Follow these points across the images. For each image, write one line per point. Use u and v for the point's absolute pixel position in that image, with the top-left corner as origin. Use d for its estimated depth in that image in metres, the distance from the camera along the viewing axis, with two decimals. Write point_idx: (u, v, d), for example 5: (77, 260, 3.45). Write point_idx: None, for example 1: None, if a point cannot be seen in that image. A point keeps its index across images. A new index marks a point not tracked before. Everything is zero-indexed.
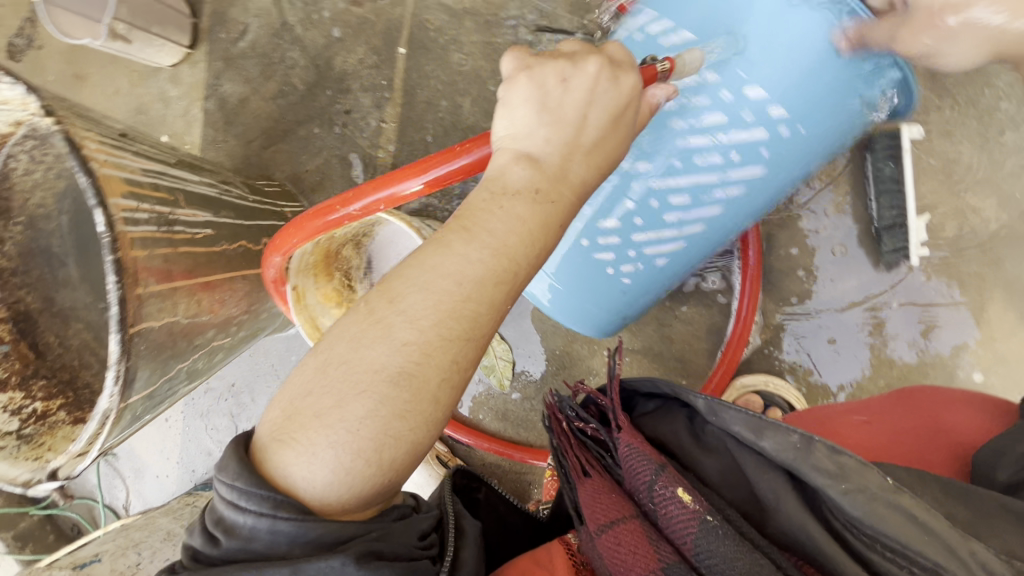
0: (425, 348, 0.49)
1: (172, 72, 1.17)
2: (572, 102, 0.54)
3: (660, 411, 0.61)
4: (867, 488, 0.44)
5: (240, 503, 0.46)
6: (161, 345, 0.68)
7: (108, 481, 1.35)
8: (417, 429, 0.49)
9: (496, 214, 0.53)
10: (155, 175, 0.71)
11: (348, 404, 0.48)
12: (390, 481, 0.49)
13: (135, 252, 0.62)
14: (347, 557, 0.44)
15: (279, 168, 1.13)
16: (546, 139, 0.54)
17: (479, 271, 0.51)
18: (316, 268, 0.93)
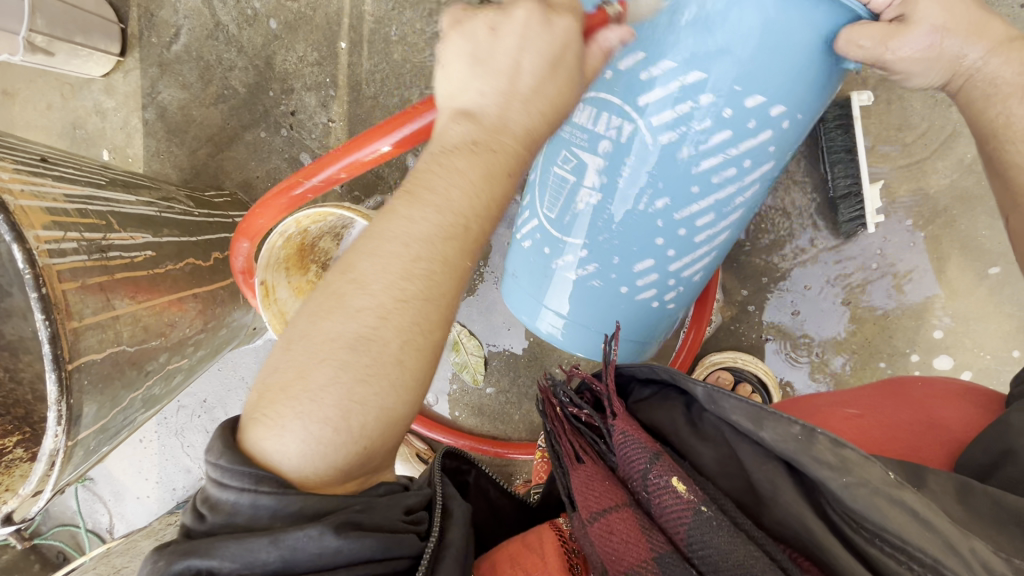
0: (383, 309, 0.48)
1: (106, 83, 1.11)
2: (502, 56, 0.51)
3: (657, 397, 0.63)
4: (868, 482, 0.45)
5: (223, 480, 0.44)
6: (108, 376, 0.65)
7: (89, 506, 1.33)
8: (385, 393, 0.47)
9: (439, 173, 0.51)
10: (82, 200, 0.67)
11: (310, 373, 0.47)
12: (368, 450, 0.48)
13: (64, 285, 0.59)
14: (325, 526, 0.42)
15: (229, 176, 1.10)
16: (482, 92, 0.51)
17: (427, 229, 0.49)
18: (286, 262, 0.86)
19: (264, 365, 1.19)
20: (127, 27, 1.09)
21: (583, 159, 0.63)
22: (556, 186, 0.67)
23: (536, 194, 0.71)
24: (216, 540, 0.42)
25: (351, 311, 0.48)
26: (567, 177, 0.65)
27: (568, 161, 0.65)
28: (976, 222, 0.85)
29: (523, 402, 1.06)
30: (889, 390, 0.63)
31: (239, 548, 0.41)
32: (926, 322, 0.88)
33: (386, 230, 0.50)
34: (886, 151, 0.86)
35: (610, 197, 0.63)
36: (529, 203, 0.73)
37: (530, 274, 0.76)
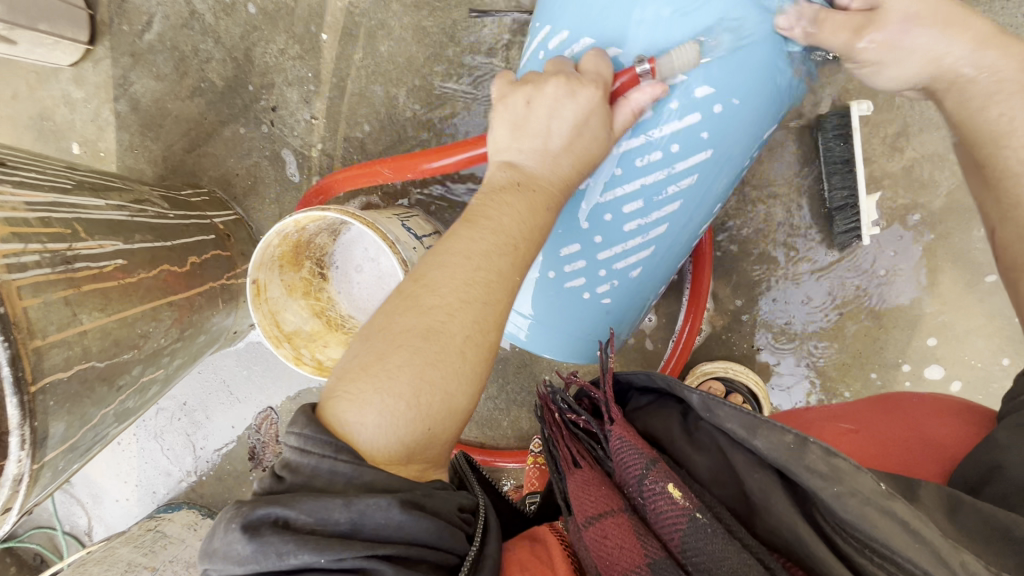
0: (450, 307, 0.54)
1: (75, 72, 1.05)
2: (539, 120, 0.58)
3: (653, 406, 0.64)
4: (859, 492, 0.45)
5: (307, 447, 0.49)
6: (77, 394, 0.62)
7: (66, 508, 1.30)
8: (448, 378, 0.53)
9: (493, 206, 0.58)
10: (46, 207, 0.64)
11: (388, 356, 0.53)
12: (431, 431, 0.53)
13: (25, 302, 0.56)
14: (393, 498, 0.46)
15: (206, 173, 1.05)
16: (521, 150, 0.59)
17: (484, 246, 0.56)
18: (283, 260, 0.81)
19: (246, 368, 1.16)
20: (96, 13, 1.03)
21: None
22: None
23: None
24: (296, 497, 0.46)
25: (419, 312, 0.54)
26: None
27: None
28: (967, 235, 0.84)
29: (511, 409, 1.05)
30: (883, 405, 0.62)
31: (320, 503, 0.45)
32: (915, 334, 0.88)
33: (450, 248, 0.56)
34: (883, 158, 0.84)
35: None
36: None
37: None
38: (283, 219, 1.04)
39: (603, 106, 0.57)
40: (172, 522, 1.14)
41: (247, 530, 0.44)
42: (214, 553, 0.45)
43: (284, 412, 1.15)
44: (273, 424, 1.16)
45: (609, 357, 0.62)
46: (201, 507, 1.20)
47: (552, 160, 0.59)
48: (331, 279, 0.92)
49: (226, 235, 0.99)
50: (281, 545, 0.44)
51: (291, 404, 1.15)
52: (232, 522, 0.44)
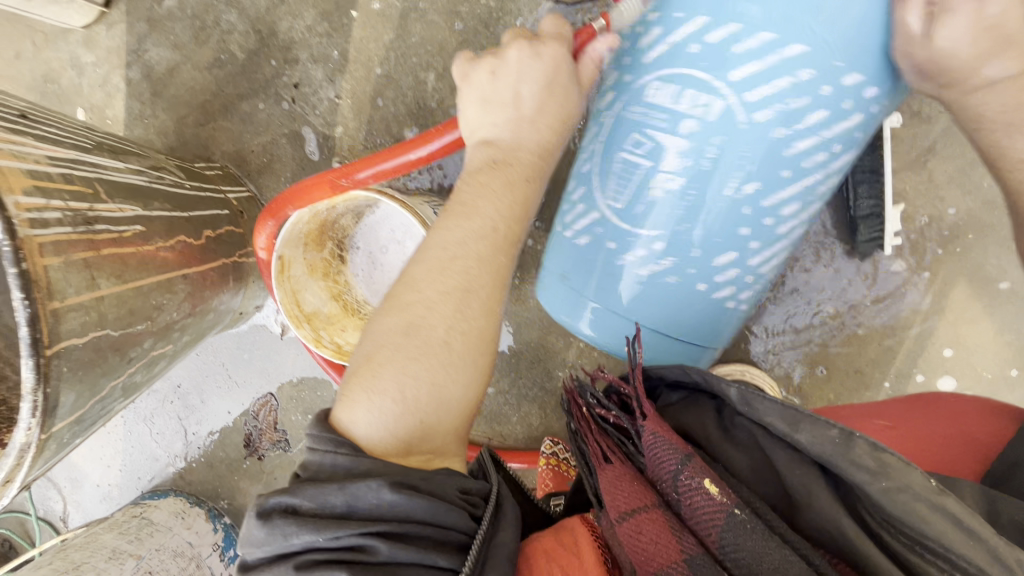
0: (432, 301, 0.56)
1: (86, 34, 1.01)
2: (506, 88, 0.59)
3: (685, 402, 0.62)
4: (910, 487, 0.44)
5: (310, 443, 0.52)
6: (89, 363, 0.59)
7: (42, 492, 1.23)
8: (434, 370, 0.54)
9: (485, 193, 0.58)
10: (67, 164, 0.60)
11: (374, 356, 0.56)
12: (425, 422, 0.54)
13: (46, 259, 0.52)
14: (384, 480, 0.48)
15: (219, 148, 1.02)
16: (495, 122, 0.59)
17: (477, 243, 0.57)
18: (308, 237, 0.79)
19: (246, 352, 1.11)
20: None
21: (660, 142, 0.59)
22: (623, 172, 0.62)
23: (600, 180, 0.65)
24: (299, 485, 0.49)
25: (405, 312, 0.57)
26: (645, 167, 0.60)
27: (641, 148, 0.60)
28: (982, 251, 0.86)
29: (521, 404, 1.03)
30: (921, 402, 0.62)
31: (317, 489, 0.48)
32: (928, 346, 0.89)
33: (431, 243, 0.59)
34: (906, 172, 0.86)
35: (693, 181, 0.59)
36: (584, 193, 0.67)
37: (593, 269, 0.68)
38: None
39: (566, 59, 0.58)
40: (159, 509, 1.09)
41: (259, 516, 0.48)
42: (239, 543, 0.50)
43: (284, 399, 1.11)
44: (272, 411, 1.12)
45: (637, 354, 0.61)
46: (189, 495, 1.15)
47: (518, 129, 0.59)
48: (349, 261, 0.91)
49: (240, 211, 0.95)
50: (285, 527, 0.47)
51: (293, 391, 1.11)
52: (247, 510, 0.49)
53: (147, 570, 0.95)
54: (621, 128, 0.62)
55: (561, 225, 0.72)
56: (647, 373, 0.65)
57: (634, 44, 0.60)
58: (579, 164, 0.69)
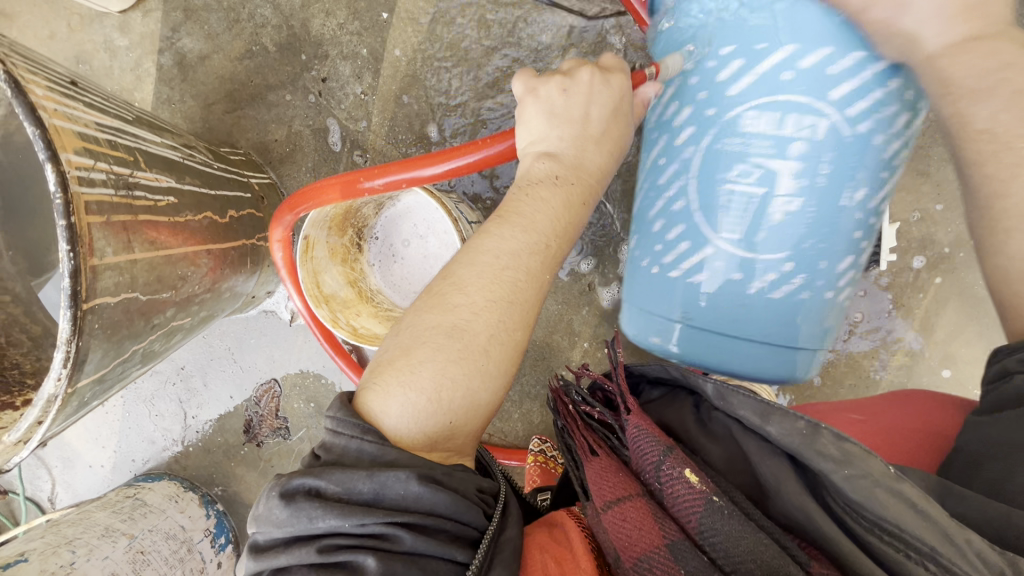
0: (476, 306, 0.58)
1: (122, 20, 1.05)
2: (576, 107, 0.61)
3: (666, 398, 0.64)
4: (871, 474, 0.45)
5: (337, 429, 0.54)
6: (117, 323, 0.61)
7: (31, 471, 1.22)
8: (470, 375, 0.57)
9: (524, 201, 0.61)
10: (112, 131, 0.63)
11: (414, 352, 0.57)
12: (453, 423, 0.57)
13: (90, 217, 0.55)
14: (412, 472, 0.50)
15: (244, 136, 1.05)
16: (560, 138, 0.62)
17: (515, 245, 0.60)
18: (332, 222, 0.81)
19: (253, 337, 1.12)
20: None
21: (771, 169, 0.59)
22: (729, 205, 0.62)
23: (705, 215, 0.64)
24: (327, 469, 0.51)
25: (448, 309, 0.59)
26: (760, 196, 0.60)
27: (751, 179, 0.60)
28: (970, 271, 0.90)
29: (524, 401, 1.05)
30: (890, 400, 0.66)
31: (346, 475, 0.50)
32: (918, 360, 0.93)
33: (483, 247, 0.61)
34: (902, 194, 0.91)
35: (810, 199, 0.59)
36: (686, 229, 0.66)
37: (701, 301, 0.68)
38: None
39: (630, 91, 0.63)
40: (153, 491, 1.08)
41: (285, 497, 0.50)
42: (259, 521, 0.51)
43: (288, 386, 1.12)
44: (275, 397, 1.13)
45: (617, 354, 0.62)
46: (183, 479, 1.15)
47: (582, 147, 0.62)
48: (366, 250, 0.94)
49: (261, 197, 0.98)
50: (312, 510, 0.49)
51: (298, 378, 1.12)
52: (273, 491, 0.50)
53: (140, 550, 0.94)
54: (721, 162, 0.61)
55: (656, 265, 0.71)
56: (629, 370, 0.67)
57: (711, 82, 0.60)
58: (667, 201, 0.68)
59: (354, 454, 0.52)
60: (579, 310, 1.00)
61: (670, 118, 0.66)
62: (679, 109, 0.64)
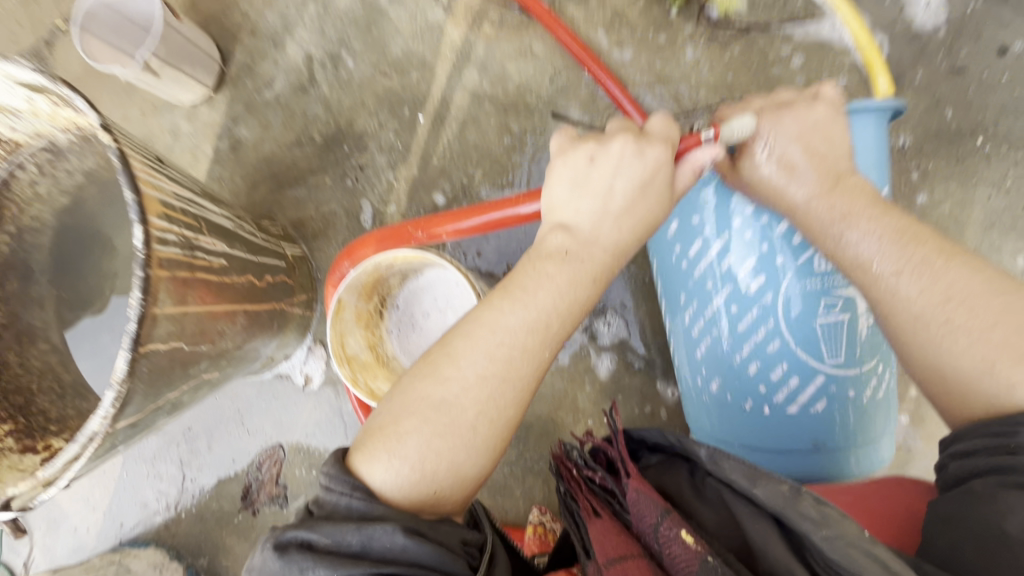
0: (468, 381, 0.60)
1: (189, 109, 1.19)
2: (601, 179, 0.67)
3: (663, 464, 0.67)
4: (846, 535, 0.50)
5: (329, 485, 0.57)
6: (162, 369, 0.65)
7: (12, 534, 1.19)
8: (455, 449, 0.59)
9: (532, 275, 0.65)
10: (185, 200, 0.72)
11: (402, 420, 0.60)
12: (438, 493, 0.59)
13: (161, 271, 0.62)
14: (397, 525, 0.53)
15: (283, 212, 1.16)
16: (579, 210, 0.67)
17: (515, 322, 0.62)
18: (362, 288, 0.88)
19: (264, 400, 1.14)
20: (226, 68, 1.19)
21: (845, 298, 0.73)
22: (827, 335, 0.73)
23: (806, 351, 0.74)
24: (316, 523, 0.54)
25: (442, 379, 0.61)
26: (846, 325, 0.73)
27: (835, 312, 0.73)
28: None
29: (526, 477, 1.06)
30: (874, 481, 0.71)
31: (337, 527, 0.53)
32: None
33: (482, 318, 0.63)
34: None
35: None
36: (790, 367, 0.75)
37: (819, 430, 0.77)
38: None
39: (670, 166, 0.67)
40: (139, 560, 1.09)
41: (278, 549, 0.53)
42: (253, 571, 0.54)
43: (292, 451, 1.13)
44: (277, 462, 1.13)
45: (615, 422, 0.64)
46: (170, 547, 1.13)
47: (599, 222, 0.66)
48: (387, 317, 1.01)
49: (292, 265, 1.06)
50: (302, 562, 0.51)
51: (303, 444, 1.13)
52: (267, 544, 0.54)
53: None
54: (803, 306, 0.73)
55: (764, 408, 0.78)
56: (629, 435, 0.70)
57: (765, 237, 0.73)
58: (753, 347, 0.76)
59: (343, 513, 0.56)
60: (583, 386, 1.04)
61: (730, 272, 0.75)
62: (739, 263, 0.74)
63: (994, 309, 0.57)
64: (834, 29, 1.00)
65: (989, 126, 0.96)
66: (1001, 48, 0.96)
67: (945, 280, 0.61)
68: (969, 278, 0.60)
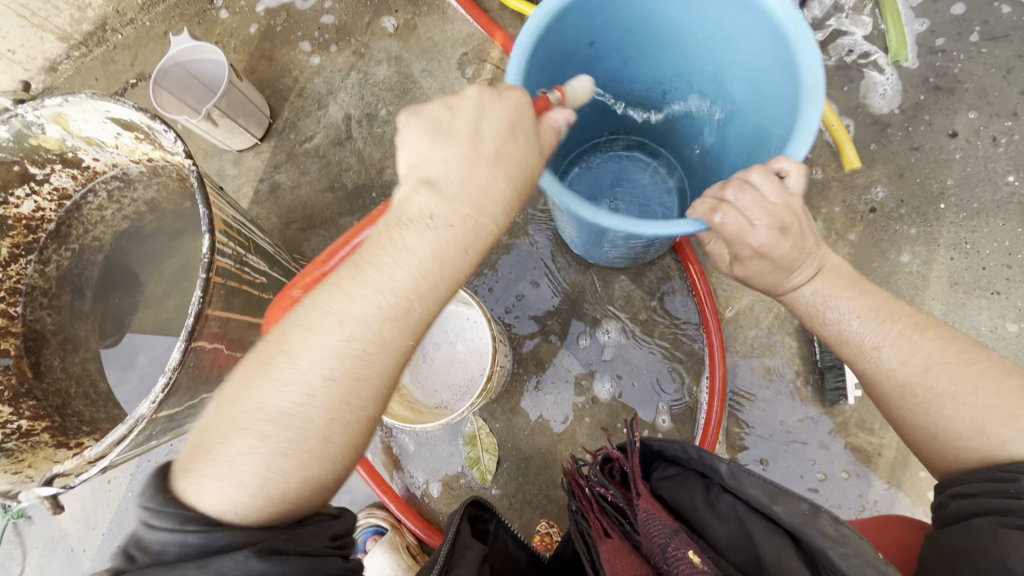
0: (309, 386, 0.55)
1: (237, 156, 1.34)
2: (464, 123, 0.61)
3: (678, 476, 0.69)
4: (863, 554, 0.53)
5: (151, 522, 0.51)
6: (203, 368, 0.73)
7: (7, 551, 1.19)
8: (304, 464, 0.55)
9: (389, 250, 0.58)
10: (241, 222, 0.82)
11: (230, 441, 0.54)
12: (296, 507, 0.55)
13: (217, 276, 0.71)
14: (250, 551, 0.50)
15: (312, 249, 1.28)
16: (444, 158, 0.61)
17: (371, 310, 0.57)
18: None
19: None
20: (274, 122, 1.35)
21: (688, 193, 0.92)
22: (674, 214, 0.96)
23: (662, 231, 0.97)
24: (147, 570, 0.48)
25: (277, 383, 0.56)
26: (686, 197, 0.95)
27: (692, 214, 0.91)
28: None
29: (524, 510, 1.08)
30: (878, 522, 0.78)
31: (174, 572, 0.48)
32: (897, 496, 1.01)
33: (325, 306, 0.57)
34: None
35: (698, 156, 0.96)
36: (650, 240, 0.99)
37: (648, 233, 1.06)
38: None
39: (530, 111, 0.63)
40: None
41: None
42: None
43: None
44: None
45: (632, 436, 0.71)
46: None
47: (471, 169, 0.60)
48: None
49: None
50: None
51: None
52: None
53: None
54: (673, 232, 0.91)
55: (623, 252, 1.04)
56: (649, 446, 0.72)
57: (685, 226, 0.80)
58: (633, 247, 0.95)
59: (176, 551, 0.50)
60: (583, 420, 1.10)
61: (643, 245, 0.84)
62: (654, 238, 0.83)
63: (972, 375, 0.63)
64: None
65: (948, 196, 1.09)
66: (952, 132, 1.10)
67: (921, 351, 0.65)
68: (944, 349, 0.65)
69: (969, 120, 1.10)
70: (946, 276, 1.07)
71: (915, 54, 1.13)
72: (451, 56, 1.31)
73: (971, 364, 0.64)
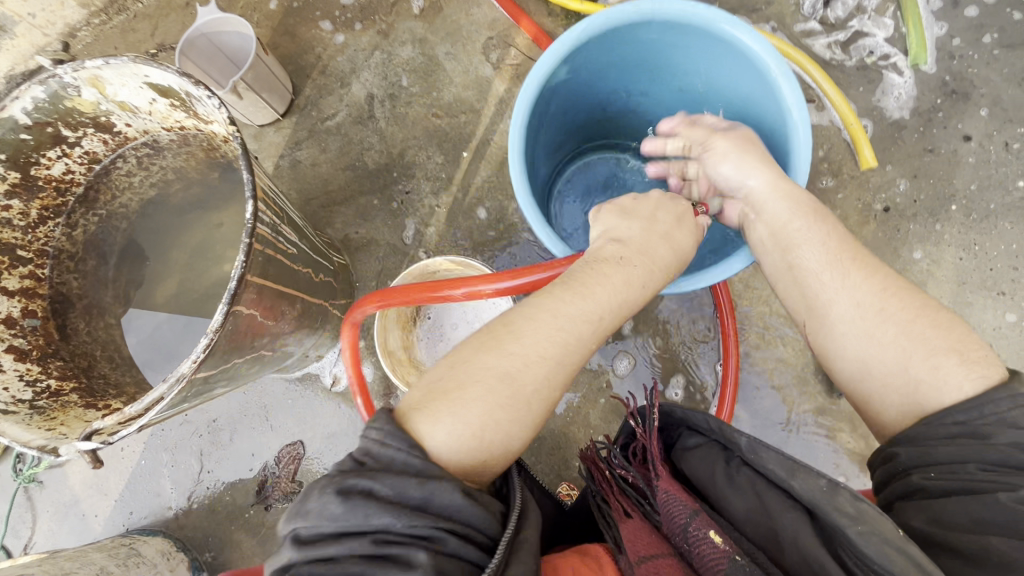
0: (529, 357, 0.61)
1: (257, 131, 1.34)
2: (644, 209, 0.76)
3: (701, 447, 0.72)
4: (881, 532, 0.53)
5: (388, 438, 0.54)
6: (239, 332, 0.74)
7: (18, 514, 1.20)
8: (511, 420, 0.59)
9: (597, 279, 0.67)
10: (275, 192, 0.83)
11: (467, 387, 0.59)
12: (487, 459, 0.58)
13: (257, 242, 0.72)
14: (457, 484, 0.51)
15: (332, 226, 1.29)
16: (637, 231, 0.73)
17: (576, 312, 0.64)
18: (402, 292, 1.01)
19: (291, 399, 1.20)
20: (296, 98, 1.34)
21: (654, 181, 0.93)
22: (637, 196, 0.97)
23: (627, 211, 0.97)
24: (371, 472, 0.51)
25: (504, 354, 0.61)
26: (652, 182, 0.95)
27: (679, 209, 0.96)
28: None
29: None
30: None
31: (398, 479, 0.50)
32: None
33: (543, 304, 0.65)
34: None
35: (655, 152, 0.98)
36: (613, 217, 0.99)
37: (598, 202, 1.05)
38: (383, 274, 1.26)
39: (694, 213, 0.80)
40: (148, 544, 1.08)
41: (339, 494, 0.49)
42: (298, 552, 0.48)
43: (313, 450, 1.17)
44: (296, 459, 1.17)
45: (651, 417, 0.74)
46: (176, 539, 1.14)
47: (650, 237, 0.72)
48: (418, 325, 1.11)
49: (338, 270, 1.16)
50: (367, 508, 0.48)
51: (324, 444, 1.18)
52: (329, 487, 0.50)
53: None
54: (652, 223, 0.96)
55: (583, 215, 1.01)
56: (674, 413, 0.76)
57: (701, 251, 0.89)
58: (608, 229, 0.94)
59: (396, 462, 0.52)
60: (597, 403, 1.12)
61: None
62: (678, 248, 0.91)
63: (905, 330, 0.64)
64: (828, 113, 1.15)
65: (959, 197, 1.12)
66: (965, 136, 1.13)
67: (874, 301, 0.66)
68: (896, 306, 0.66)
69: (983, 125, 1.13)
70: (954, 275, 1.10)
71: (933, 58, 1.15)
72: (476, 40, 1.31)
73: (930, 327, 0.63)
